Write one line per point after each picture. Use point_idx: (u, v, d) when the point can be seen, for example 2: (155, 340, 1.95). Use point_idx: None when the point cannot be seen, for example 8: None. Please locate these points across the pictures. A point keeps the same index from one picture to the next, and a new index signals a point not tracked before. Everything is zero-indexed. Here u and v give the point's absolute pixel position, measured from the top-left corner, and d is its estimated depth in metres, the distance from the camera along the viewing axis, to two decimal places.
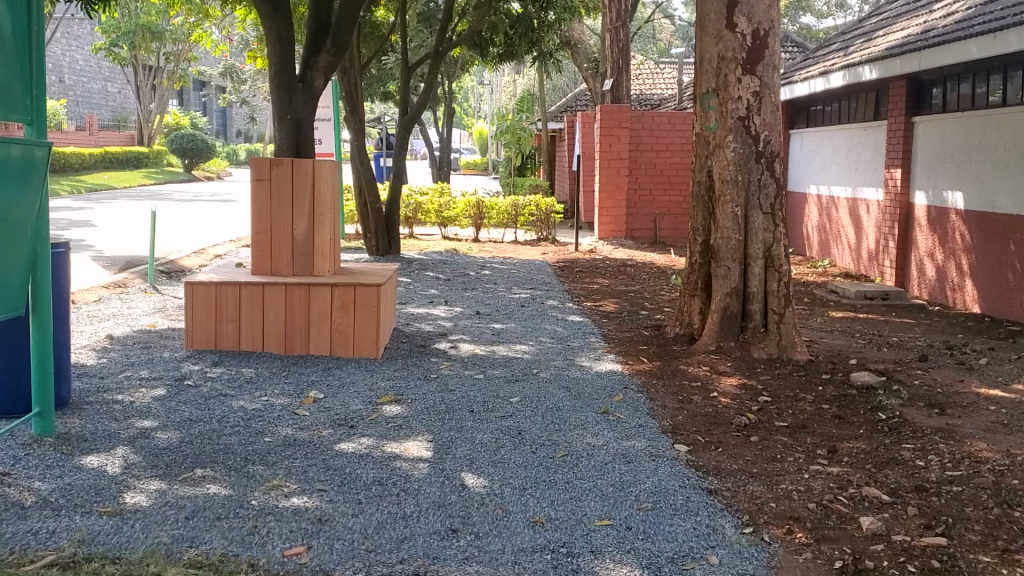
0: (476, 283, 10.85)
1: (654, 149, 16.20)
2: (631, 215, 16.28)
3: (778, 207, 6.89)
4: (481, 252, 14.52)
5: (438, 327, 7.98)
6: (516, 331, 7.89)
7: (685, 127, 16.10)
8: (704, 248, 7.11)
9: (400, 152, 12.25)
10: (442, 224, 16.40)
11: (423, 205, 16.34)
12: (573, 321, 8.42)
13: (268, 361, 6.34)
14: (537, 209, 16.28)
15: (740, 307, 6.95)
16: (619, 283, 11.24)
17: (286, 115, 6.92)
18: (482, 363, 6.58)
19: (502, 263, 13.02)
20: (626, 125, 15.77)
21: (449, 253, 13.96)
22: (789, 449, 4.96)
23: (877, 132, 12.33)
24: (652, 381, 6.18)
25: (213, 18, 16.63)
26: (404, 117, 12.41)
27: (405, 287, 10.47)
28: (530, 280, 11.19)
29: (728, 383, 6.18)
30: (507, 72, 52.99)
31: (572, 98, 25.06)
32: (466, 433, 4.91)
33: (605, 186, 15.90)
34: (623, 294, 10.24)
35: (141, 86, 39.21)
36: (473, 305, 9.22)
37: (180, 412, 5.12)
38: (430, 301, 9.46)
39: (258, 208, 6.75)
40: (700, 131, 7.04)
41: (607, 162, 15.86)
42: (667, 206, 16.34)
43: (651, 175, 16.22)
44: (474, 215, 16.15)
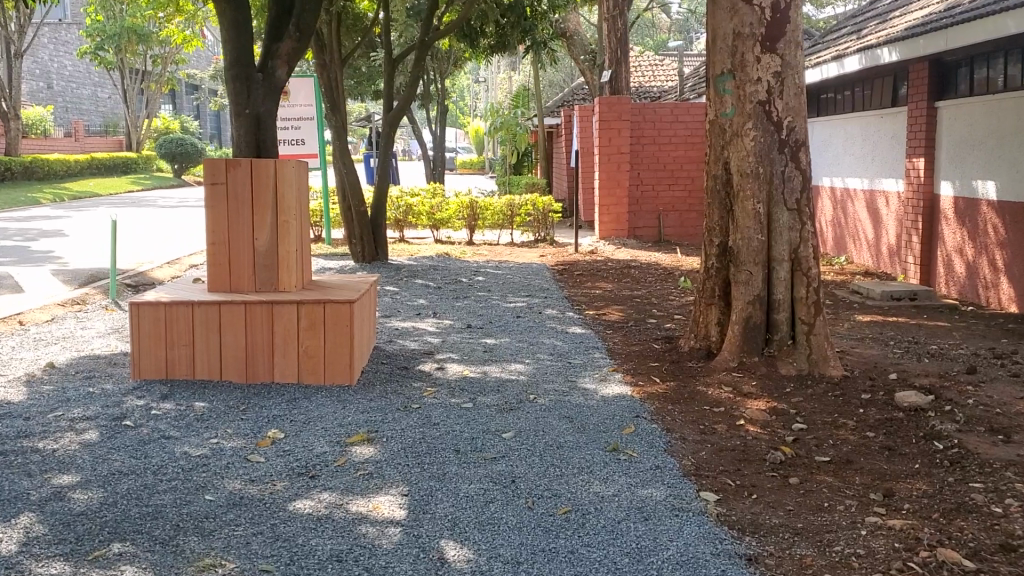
0: (468, 291, 10.04)
1: (657, 142, 15.38)
2: (634, 212, 15.46)
3: (804, 202, 6.08)
4: (475, 256, 13.70)
5: (425, 344, 7.16)
6: (511, 347, 7.08)
7: (689, 118, 15.32)
8: (721, 251, 6.29)
9: (385, 150, 11.44)
10: (435, 226, 15.52)
11: (414, 206, 15.45)
12: (574, 334, 7.60)
13: (225, 393, 5.51)
14: (534, 207, 15.47)
15: (764, 317, 6.14)
16: (624, 287, 10.44)
17: (244, 108, 6.11)
18: (472, 388, 5.76)
19: (498, 268, 12.20)
20: (626, 117, 15.04)
21: (442, 257, 13.14)
22: (837, 494, 4.14)
23: (896, 120, 11.50)
24: (666, 407, 5.36)
25: (188, 13, 15.80)
26: (389, 113, 11.57)
27: (391, 298, 9.66)
28: (527, 286, 10.37)
29: (755, 407, 5.36)
30: (502, 68, 52.14)
31: (569, 92, 24.26)
32: (449, 482, 4.09)
33: (606, 182, 15.09)
34: (627, 300, 9.43)
35: (129, 90, 38.45)
36: (466, 317, 8.42)
37: (109, 463, 4.30)
38: (418, 313, 8.65)
39: (214, 217, 5.91)
40: (714, 118, 6.22)
41: (607, 156, 15.05)
42: (671, 202, 15.51)
43: (654, 170, 15.40)
44: (468, 215, 15.43)
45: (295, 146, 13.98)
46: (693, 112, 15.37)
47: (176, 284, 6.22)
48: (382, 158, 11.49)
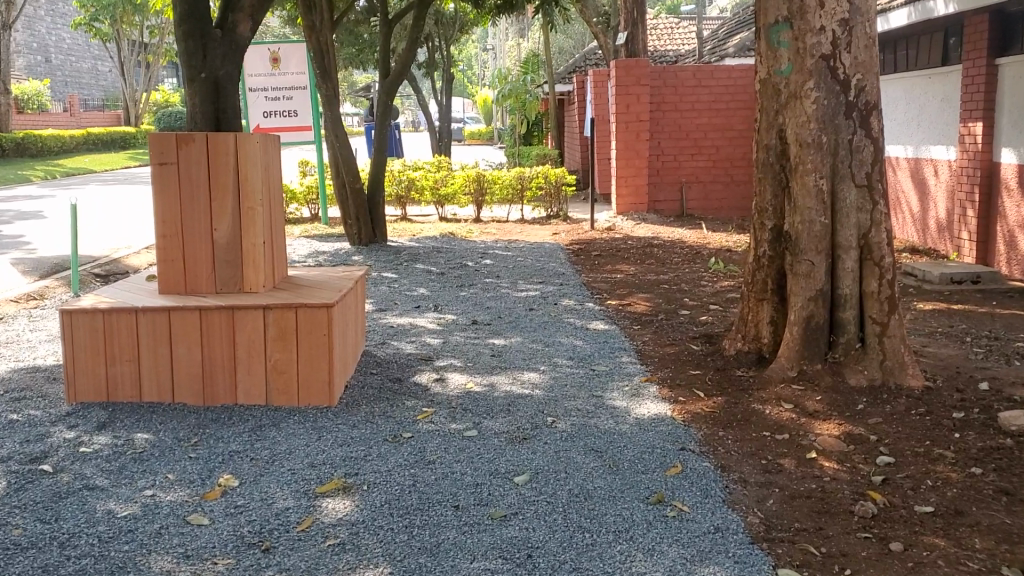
0: (475, 278, 9.02)
1: (679, 108, 14.25)
2: (654, 184, 14.38)
3: (877, 177, 5.03)
4: (484, 235, 12.68)
5: (422, 347, 6.13)
6: (524, 350, 6.07)
7: (712, 82, 14.20)
8: (775, 237, 5.26)
9: (382, 121, 10.36)
10: (439, 202, 14.53)
11: (417, 181, 14.49)
12: (597, 332, 6.57)
13: (177, 420, 4.53)
14: (546, 180, 14.39)
15: (828, 316, 5.11)
16: (647, 271, 9.39)
17: (199, 72, 5.06)
18: (477, 409, 4.74)
19: (507, 249, 11.16)
20: (645, 81, 13.98)
21: (446, 237, 12.13)
22: (958, 569, 3.12)
23: (947, 80, 10.35)
24: (716, 435, 4.35)
25: None
26: (387, 79, 10.46)
27: (388, 287, 8.64)
28: (541, 271, 9.34)
29: (826, 434, 4.34)
30: (511, 36, 50.68)
31: (581, 57, 23.06)
32: (444, 558, 3.10)
33: (623, 153, 14.01)
34: (653, 286, 8.37)
35: (127, 63, 37.38)
36: (470, 311, 7.39)
37: (4, 531, 3.33)
38: (417, 306, 7.63)
39: (162, 203, 4.90)
40: (766, 78, 5.17)
41: (625, 125, 13.97)
42: (694, 173, 14.42)
43: (675, 138, 14.30)
44: (475, 190, 14.33)
45: (285, 118, 12.95)
46: (716, 75, 14.24)
47: (124, 284, 5.23)
48: (380, 131, 10.43)
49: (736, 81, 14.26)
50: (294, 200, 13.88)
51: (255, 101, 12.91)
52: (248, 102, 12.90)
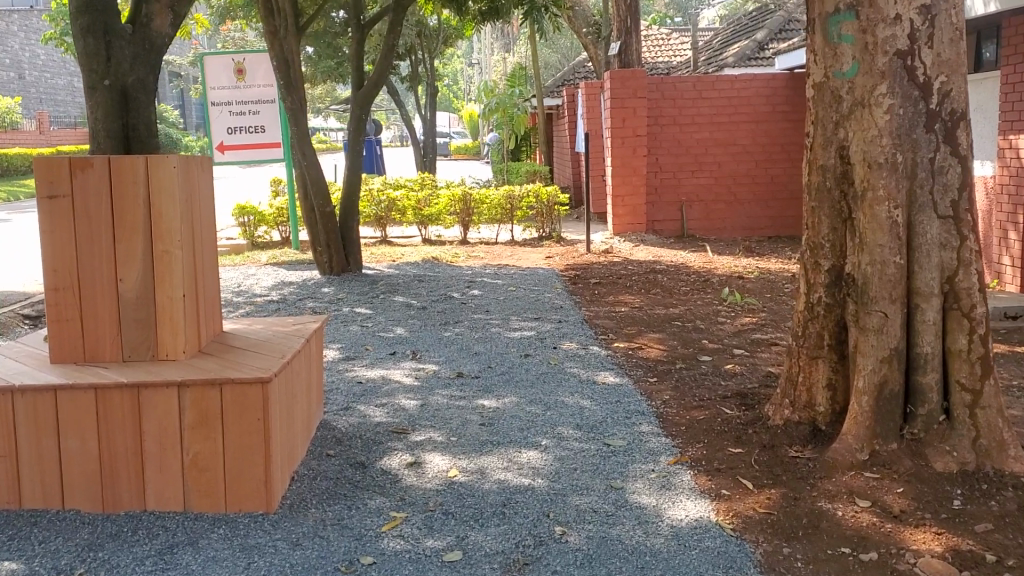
0: (460, 314, 7.91)
1: (678, 122, 13.21)
2: (652, 203, 13.33)
3: (964, 206, 3.97)
4: (470, 260, 11.60)
5: (395, 413, 5.02)
6: (518, 414, 4.96)
7: (715, 94, 13.17)
8: (833, 280, 4.19)
9: (355, 138, 9.29)
10: (422, 224, 13.44)
11: (398, 201, 13.39)
12: (605, 387, 5.46)
13: (66, 539, 3.42)
14: (537, 200, 13.30)
15: (903, 381, 4.03)
16: (656, 303, 8.28)
17: (102, 79, 4.18)
18: (461, 515, 3.64)
19: (496, 277, 10.07)
20: (643, 93, 12.92)
21: (429, 263, 11.04)
22: None
23: (981, 89, 9.36)
24: (781, 556, 3.26)
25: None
26: (359, 91, 9.37)
27: (359, 326, 7.50)
28: (535, 305, 8.24)
29: (928, 553, 3.25)
30: (497, 49, 49.71)
31: (571, 69, 22.04)
32: None
33: (620, 170, 12.95)
34: (665, 324, 7.27)
35: None
36: (454, 357, 6.26)
37: None
38: (392, 352, 6.50)
39: (53, 247, 3.79)
40: (822, 81, 4.11)
41: (620, 140, 12.92)
42: (696, 191, 13.37)
43: (675, 154, 13.27)
44: (461, 210, 13.29)
45: (252, 134, 11.89)
46: (718, 86, 13.20)
47: (11, 350, 4.11)
48: (352, 149, 9.35)
49: (740, 92, 13.22)
50: (264, 222, 12.76)
51: (218, 116, 11.81)
52: (210, 118, 11.79)
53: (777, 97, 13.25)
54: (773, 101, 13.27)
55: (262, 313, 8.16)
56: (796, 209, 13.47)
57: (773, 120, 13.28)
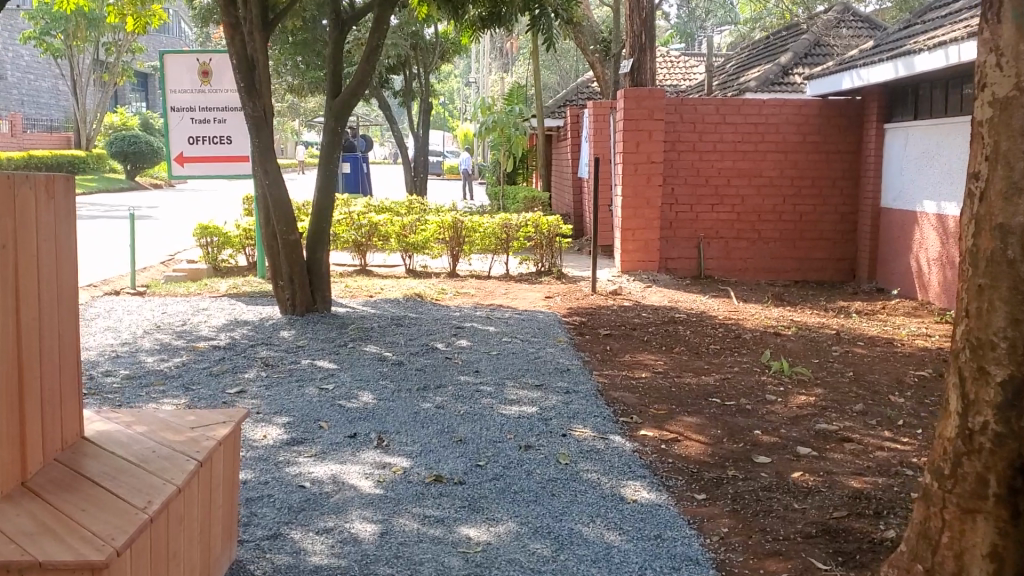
0: (445, 374, 6.44)
1: (697, 149, 11.84)
2: (665, 239, 11.93)
3: None
4: (460, 297, 10.13)
5: (342, 549, 3.52)
6: (518, 558, 3.47)
7: (739, 119, 11.79)
8: (1009, 400, 2.75)
9: (328, 155, 7.82)
10: (407, 253, 11.98)
11: (381, 226, 11.96)
12: (636, 509, 3.98)
13: None
14: (537, 230, 11.86)
15: None
16: (683, 370, 6.81)
17: None
18: None
19: (489, 322, 8.61)
20: (660, 115, 11.49)
21: (413, 300, 9.58)
22: None
23: None
24: None
25: None
26: (333, 100, 7.88)
27: (318, 389, 6.02)
28: (538, 365, 6.77)
29: None
30: (496, 68, 48.45)
31: (575, 89, 20.70)
32: None
33: (631, 200, 11.54)
34: (700, 403, 5.80)
35: (81, 81, 34.52)
36: (433, 446, 4.76)
37: None
38: (353, 432, 5.02)
39: None
40: (1010, 100, 2.70)
41: (633, 166, 11.50)
42: (714, 227, 11.98)
43: (692, 185, 11.89)
44: (451, 238, 11.82)
45: (215, 146, 10.38)
46: (744, 111, 11.82)
47: None
48: (324, 168, 7.85)
49: (768, 118, 11.84)
50: (229, 246, 11.22)
51: (178, 123, 10.37)
52: (169, 125, 10.35)
53: (808, 126, 11.86)
54: (804, 130, 11.91)
55: (202, 363, 6.64)
56: (825, 251, 12.10)
57: (804, 151, 11.90)
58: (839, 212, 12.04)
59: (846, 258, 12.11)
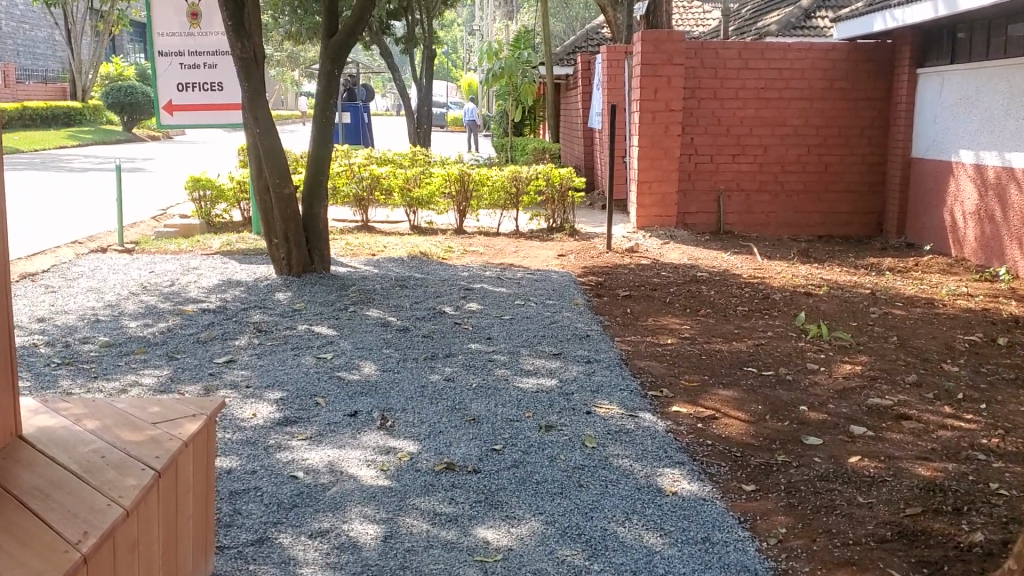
0: (454, 341, 5.91)
1: (718, 95, 11.20)
2: (683, 192, 11.33)
3: None
4: (467, 255, 9.59)
5: (339, 558, 3.00)
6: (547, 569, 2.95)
7: (762, 64, 11.14)
8: None
9: (324, 101, 7.19)
10: (411, 208, 11.39)
11: (383, 180, 11.37)
12: (678, 504, 3.46)
13: None
14: (548, 182, 11.26)
15: None
16: (712, 337, 6.26)
17: None
18: None
19: (499, 282, 8.07)
20: (680, 60, 10.81)
21: (417, 258, 9.02)
22: None
23: None
24: None
25: None
26: (328, 41, 7.24)
27: (316, 357, 5.49)
28: (555, 330, 6.24)
29: None
30: (501, 16, 47.29)
31: (585, 35, 19.90)
32: None
33: (648, 150, 10.92)
34: (736, 374, 5.27)
35: (75, 30, 33.59)
36: (442, 427, 4.23)
37: None
38: (354, 409, 4.50)
39: None
40: None
41: (651, 115, 10.85)
42: (735, 179, 11.37)
43: (713, 134, 11.26)
44: (457, 192, 11.24)
45: (206, 93, 9.75)
46: (767, 55, 11.17)
47: None
48: (320, 116, 7.23)
49: (793, 62, 11.18)
50: (223, 199, 10.64)
51: (167, 69, 9.73)
52: (157, 71, 9.71)
53: (835, 71, 11.21)
54: (830, 76, 11.26)
55: (190, 329, 6.10)
56: (851, 204, 11.50)
57: (829, 98, 11.26)
58: (866, 163, 11.43)
59: (873, 212, 11.52)
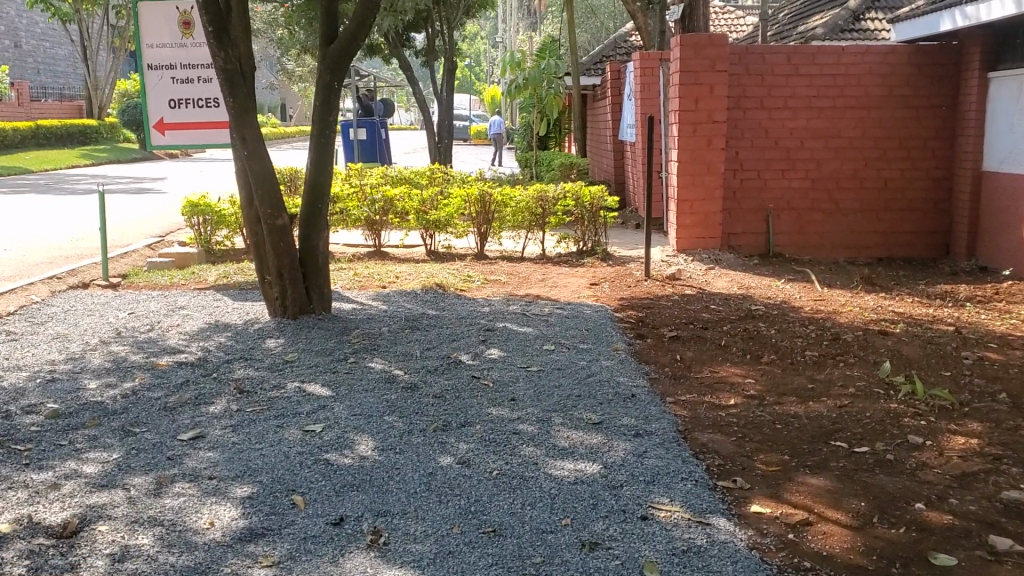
0: (471, 404, 4.90)
1: (766, 105, 10.17)
2: (728, 211, 10.28)
3: None
4: (490, 285, 8.60)
5: None
6: None
7: (814, 70, 10.12)
8: None
9: (321, 117, 6.20)
10: (428, 233, 10.39)
11: (397, 202, 10.41)
12: None
13: None
14: (578, 202, 10.26)
15: None
16: (783, 395, 5.20)
17: None
18: None
19: (526, 320, 7.06)
20: (724, 66, 9.80)
21: (433, 290, 8.03)
22: None
23: None
24: None
25: None
26: (326, 49, 6.25)
27: (303, 430, 4.50)
28: (593, 386, 5.21)
29: None
30: (524, 27, 46.45)
31: (613, 42, 18.91)
32: None
33: (688, 166, 9.89)
34: (823, 455, 4.22)
35: (92, 47, 33.05)
36: (453, 545, 3.22)
37: None
38: (342, 512, 3.50)
39: None
40: None
41: (691, 127, 9.83)
42: (785, 196, 10.32)
43: (759, 148, 10.24)
44: (478, 214, 10.27)
45: (200, 109, 8.77)
46: (820, 60, 10.13)
47: None
48: (316, 134, 6.23)
49: (849, 68, 10.14)
50: (224, 225, 9.70)
51: (156, 84, 8.76)
52: (146, 86, 8.75)
53: (894, 77, 10.17)
54: (890, 82, 10.20)
55: (159, 390, 5.13)
56: (914, 222, 10.41)
57: (888, 106, 10.21)
58: (930, 177, 10.33)
59: (937, 230, 10.42)
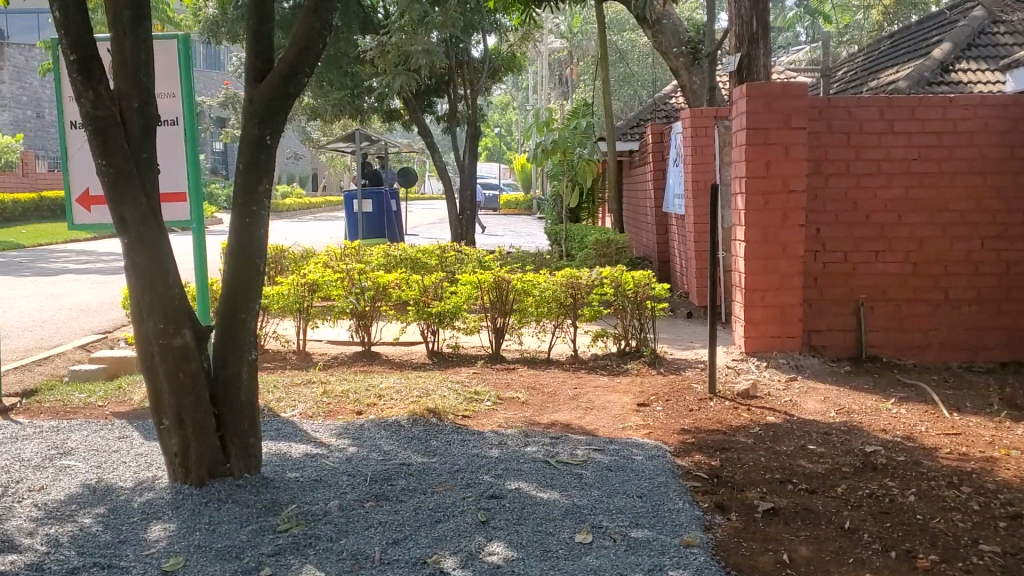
0: None
1: (853, 170, 8.10)
2: (807, 303, 8.14)
3: None
4: (504, 407, 6.45)
5: None
6: None
7: (915, 126, 8.05)
8: None
9: (245, 184, 4.22)
10: (430, 328, 8.33)
11: (392, 292, 8.36)
12: None
13: None
14: (618, 290, 8.16)
15: None
16: None
17: None
18: None
19: (550, 472, 4.89)
20: (803, 121, 7.74)
21: (424, 418, 5.89)
22: None
23: None
24: None
25: None
26: (254, 88, 4.29)
27: None
28: None
29: None
30: (554, 92, 45.11)
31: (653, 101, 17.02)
32: None
33: (758, 249, 7.79)
34: None
35: None
36: None
37: None
38: None
39: None
40: None
41: (762, 199, 7.76)
42: (879, 284, 8.16)
43: (846, 223, 8.13)
44: (494, 306, 8.24)
45: None
46: (923, 114, 8.05)
47: None
48: (237, 211, 4.23)
49: (959, 122, 8.05)
50: None
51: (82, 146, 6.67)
52: (67, 151, 6.64)
53: (1015, 134, 8.07)
54: (1010, 140, 8.09)
55: None
56: None
57: (1009, 169, 8.09)
58: None
59: None
